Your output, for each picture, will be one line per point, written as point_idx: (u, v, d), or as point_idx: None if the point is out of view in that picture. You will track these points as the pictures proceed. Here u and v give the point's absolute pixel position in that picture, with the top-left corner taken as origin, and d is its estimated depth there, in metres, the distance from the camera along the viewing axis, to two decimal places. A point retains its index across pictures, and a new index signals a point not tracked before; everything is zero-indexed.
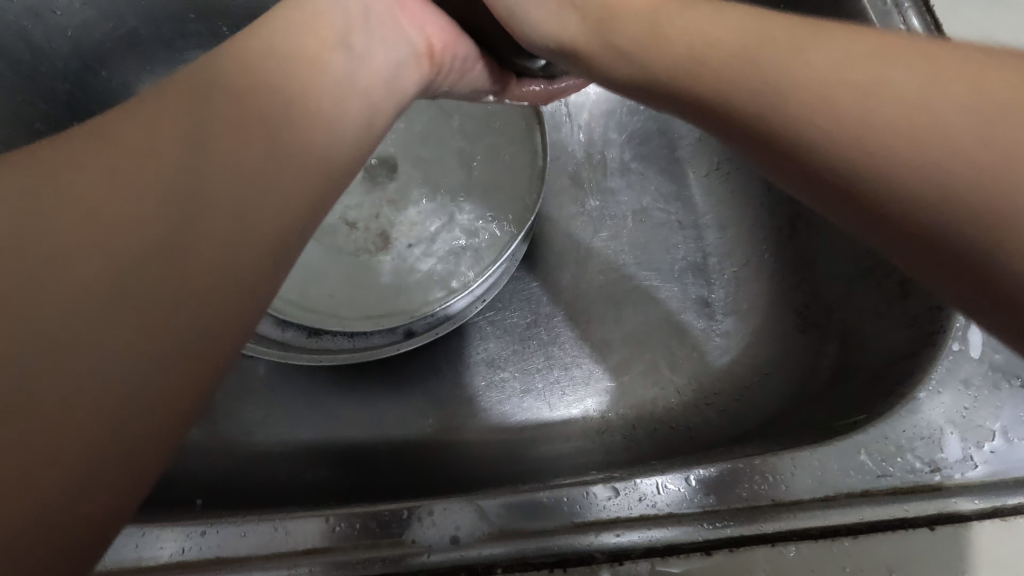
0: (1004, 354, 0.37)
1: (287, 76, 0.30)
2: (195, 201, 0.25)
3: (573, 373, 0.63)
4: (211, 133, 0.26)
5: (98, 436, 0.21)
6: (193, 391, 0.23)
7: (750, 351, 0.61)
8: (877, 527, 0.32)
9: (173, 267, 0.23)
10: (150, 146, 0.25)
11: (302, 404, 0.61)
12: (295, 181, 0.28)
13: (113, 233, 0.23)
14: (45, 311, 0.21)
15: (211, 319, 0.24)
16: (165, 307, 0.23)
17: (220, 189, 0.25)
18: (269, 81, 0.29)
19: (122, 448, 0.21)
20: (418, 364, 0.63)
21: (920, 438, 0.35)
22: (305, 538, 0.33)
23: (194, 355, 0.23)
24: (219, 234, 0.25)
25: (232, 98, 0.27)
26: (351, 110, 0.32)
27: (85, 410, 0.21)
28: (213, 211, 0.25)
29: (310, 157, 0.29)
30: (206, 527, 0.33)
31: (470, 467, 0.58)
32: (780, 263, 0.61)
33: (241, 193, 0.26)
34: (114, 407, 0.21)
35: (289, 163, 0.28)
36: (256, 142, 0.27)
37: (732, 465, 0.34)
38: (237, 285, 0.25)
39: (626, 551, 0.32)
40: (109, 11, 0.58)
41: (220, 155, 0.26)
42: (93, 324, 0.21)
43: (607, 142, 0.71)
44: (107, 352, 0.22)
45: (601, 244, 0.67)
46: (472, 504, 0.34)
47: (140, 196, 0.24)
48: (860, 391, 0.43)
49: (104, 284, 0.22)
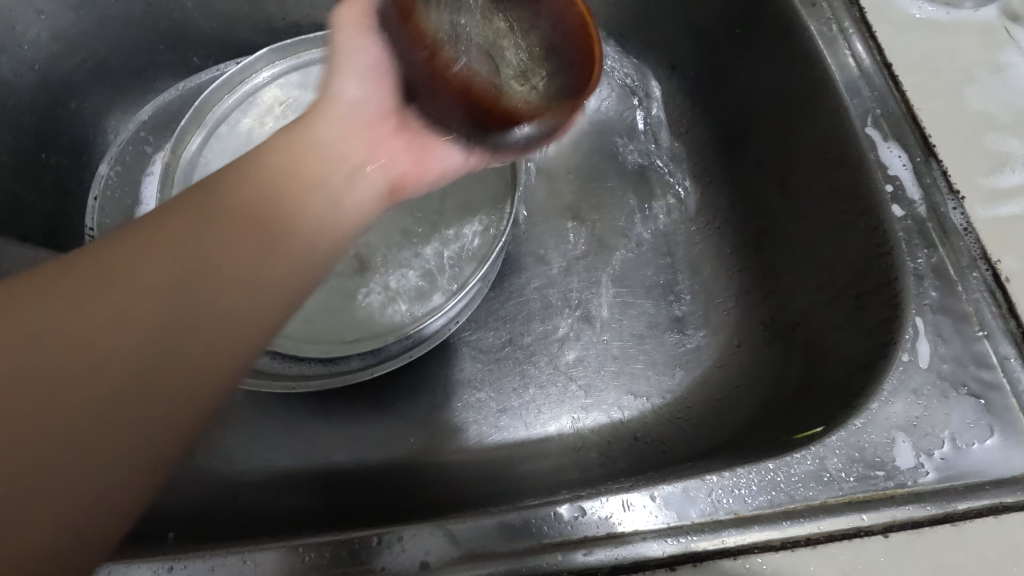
0: (951, 363, 0.39)
1: (269, 178, 0.34)
2: (177, 311, 0.29)
3: (549, 391, 0.63)
4: (193, 238, 0.30)
5: (84, 502, 0.26)
6: (154, 465, 0.28)
7: (721, 364, 0.62)
8: (834, 536, 0.33)
9: (164, 366, 0.28)
10: (143, 256, 0.29)
11: (278, 431, 0.61)
12: (276, 285, 0.32)
13: (100, 338, 0.27)
14: (48, 404, 0.26)
15: (172, 407, 0.29)
16: (137, 401, 0.28)
17: (200, 299, 0.30)
18: (251, 185, 0.33)
19: (102, 510, 0.27)
20: (395, 387, 0.63)
21: (875, 447, 0.36)
22: (273, 569, 0.33)
23: (156, 436, 0.28)
24: (196, 334, 0.29)
25: (216, 203, 0.32)
26: (339, 220, 0.36)
27: (75, 467, 0.26)
28: (192, 314, 0.29)
29: (282, 251, 0.32)
30: (172, 562, 0.33)
31: (448, 488, 0.58)
32: (747, 277, 0.63)
33: (217, 300, 0.30)
34: (97, 481, 0.27)
35: (264, 260, 0.32)
36: (235, 244, 0.31)
37: (696, 480, 0.35)
38: (209, 367, 0.29)
39: (593, 569, 0.33)
40: (77, 44, 0.59)
41: (200, 259, 0.30)
42: (86, 416, 0.26)
43: (578, 162, 0.72)
44: (101, 434, 0.27)
45: (574, 262, 0.69)
46: (441, 528, 0.34)
47: (129, 301, 0.28)
48: (821, 403, 0.44)
49: (93, 388, 0.27)
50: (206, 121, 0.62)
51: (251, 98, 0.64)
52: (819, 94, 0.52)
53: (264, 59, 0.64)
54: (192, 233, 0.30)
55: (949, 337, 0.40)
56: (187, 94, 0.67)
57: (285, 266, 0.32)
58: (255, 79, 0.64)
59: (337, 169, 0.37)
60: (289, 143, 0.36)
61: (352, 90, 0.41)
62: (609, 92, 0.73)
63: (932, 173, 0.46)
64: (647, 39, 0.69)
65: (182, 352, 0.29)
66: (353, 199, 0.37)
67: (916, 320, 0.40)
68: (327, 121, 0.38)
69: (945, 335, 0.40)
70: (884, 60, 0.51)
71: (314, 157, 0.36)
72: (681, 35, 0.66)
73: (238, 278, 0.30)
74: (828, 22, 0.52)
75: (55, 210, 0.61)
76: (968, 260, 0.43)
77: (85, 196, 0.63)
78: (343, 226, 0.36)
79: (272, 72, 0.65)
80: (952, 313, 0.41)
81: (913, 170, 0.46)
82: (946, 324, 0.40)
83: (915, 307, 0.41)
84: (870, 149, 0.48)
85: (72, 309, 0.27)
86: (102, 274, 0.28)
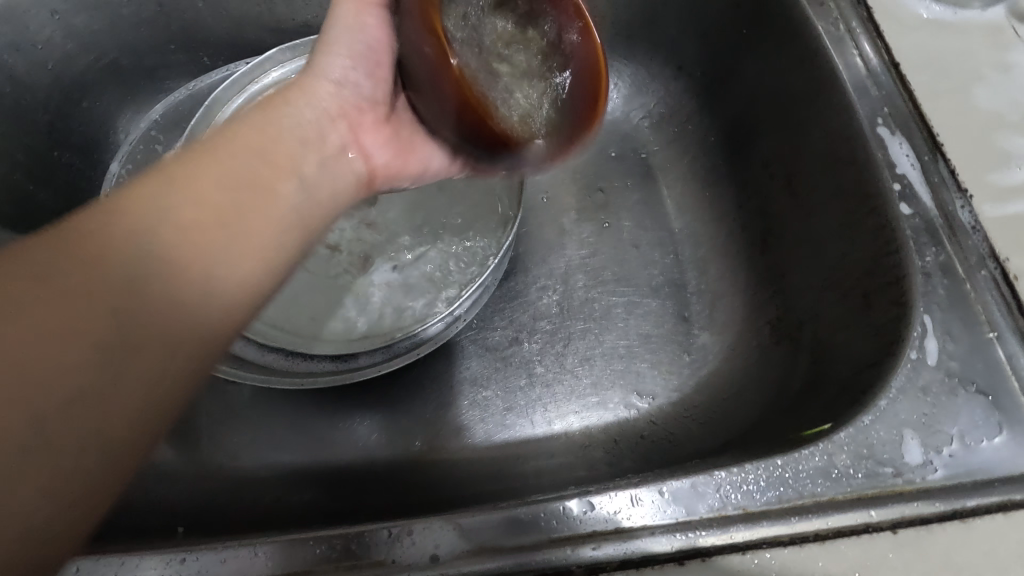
0: (959, 360, 0.39)
1: (244, 149, 0.36)
2: (162, 265, 0.30)
3: (555, 390, 0.63)
4: (169, 203, 0.32)
5: (83, 456, 0.27)
6: (156, 422, 0.30)
7: (726, 364, 0.62)
8: (843, 532, 0.33)
9: (138, 343, 0.29)
10: (128, 219, 0.30)
11: (286, 428, 0.61)
12: (245, 262, 0.33)
13: (88, 298, 0.28)
14: (43, 360, 0.27)
15: (161, 365, 0.30)
16: (135, 362, 0.29)
17: (184, 252, 0.31)
18: (229, 155, 0.35)
19: (101, 465, 0.28)
20: (401, 385, 0.64)
21: (884, 444, 0.36)
22: (286, 562, 0.33)
23: (154, 393, 0.30)
24: (159, 330, 0.30)
25: (196, 170, 0.33)
26: (310, 207, 0.38)
27: (63, 455, 0.27)
28: (174, 270, 0.31)
29: (262, 211, 0.35)
30: (185, 554, 0.33)
31: (456, 486, 0.58)
32: (754, 277, 0.63)
33: (203, 253, 0.31)
34: (97, 435, 0.28)
35: (243, 221, 0.34)
36: (215, 209, 0.33)
37: (704, 476, 0.35)
38: (195, 324, 0.31)
39: (602, 564, 0.33)
40: (90, 44, 0.60)
41: (182, 219, 0.31)
42: (81, 368, 0.28)
43: (584, 162, 0.73)
44: (73, 413, 0.27)
45: (580, 261, 0.69)
46: (451, 522, 0.34)
47: (114, 263, 0.29)
48: (828, 401, 0.44)
49: (86, 347, 0.28)
50: (215, 120, 0.63)
51: (259, 98, 0.64)
52: (826, 94, 0.52)
53: (273, 59, 0.65)
54: (167, 197, 0.32)
55: (957, 335, 0.40)
56: (197, 94, 0.67)
57: (258, 245, 0.34)
58: (264, 78, 0.65)
59: (310, 155, 0.39)
60: (267, 122, 0.38)
61: (339, 73, 0.43)
62: (616, 92, 0.73)
63: (939, 171, 0.46)
64: (654, 39, 0.69)
65: (150, 342, 0.30)
66: (326, 186, 0.40)
67: (924, 318, 0.41)
68: (307, 101, 0.41)
69: (953, 332, 0.40)
70: (891, 60, 0.51)
71: (287, 142, 0.38)
72: (688, 35, 0.67)
73: (205, 259, 0.31)
74: (835, 23, 0.53)
75: (67, 207, 0.61)
76: (976, 259, 0.43)
77: (96, 194, 0.64)
78: (319, 205, 0.39)
79: (280, 71, 0.65)
80: (959, 311, 0.41)
81: (921, 169, 0.46)
82: (953, 322, 0.40)
83: (922, 305, 0.41)
84: (877, 148, 0.48)
85: (62, 274, 0.28)
86: (84, 237, 0.29)
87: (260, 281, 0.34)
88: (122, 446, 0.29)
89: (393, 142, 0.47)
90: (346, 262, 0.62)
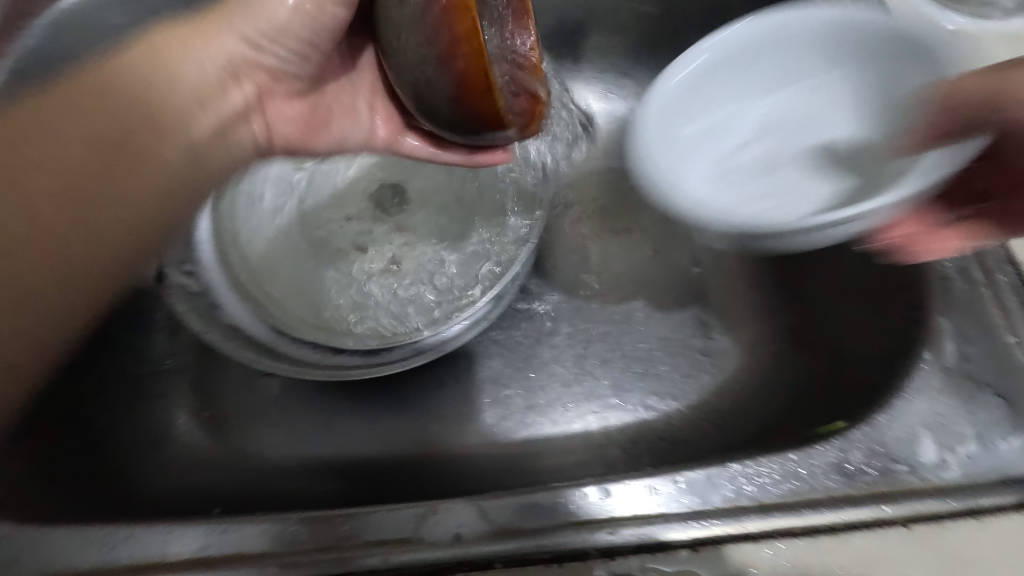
0: (975, 362, 0.39)
1: (133, 85, 0.39)
2: (85, 191, 0.36)
3: (575, 390, 0.65)
4: (61, 130, 0.36)
5: (57, 303, 0.35)
6: (84, 297, 0.36)
7: (745, 369, 0.63)
8: (856, 526, 0.34)
9: (84, 235, 0.36)
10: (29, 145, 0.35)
11: (315, 420, 0.64)
12: (132, 203, 0.38)
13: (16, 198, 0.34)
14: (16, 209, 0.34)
15: (103, 208, 0.37)
16: (84, 224, 0.36)
17: (72, 181, 0.36)
18: (128, 93, 0.39)
19: (75, 306, 0.36)
20: (426, 382, 0.66)
21: (897, 442, 0.37)
22: (318, 536, 0.36)
23: (103, 231, 0.37)
24: (64, 235, 0.36)
25: (91, 100, 0.37)
26: (190, 149, 0.42)
27: (23, 286, 0.34)
28: (65, 201, 0.36)
29: (144, 155, 0.39)
30: (226, 525, 0.36)
31: (477, 480, 0.60)
32: (773, 283, 0.64)
33: (90, 187, 0.37)
34: (54, 296, 0.35)
35: (130, 169, 0.38)
36: (95, 144, 0.37)
37: (718, 468, 0.36)
38: (119, 226, 0.38)
39: (618, 548, 0.34)
40: None
41: (77, 153, 0.36)
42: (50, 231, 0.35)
43: (606, 169, 0.74)
44: (60, 234, 0.35)
45: (601, 265, 0.70)
46: (473, 504, 0.36)
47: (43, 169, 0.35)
48: (845, 401, 0.45)
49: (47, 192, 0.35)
50: None
51: None
52: (845, 103, 0.53)
53: None
54: (57, 126, 0.36)
55: (974, 337, 0.40)
56: None
57: (140, 197, 0.39)
58: None
59: (205, 111, 0.43)
60: (165, 62, 0.41)
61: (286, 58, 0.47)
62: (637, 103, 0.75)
63: None
64: (676, 51, 0.71)
65: (107, 198, 0.37)
66: (226, 147, 0.45)
67: (940, 323, 0.41)
68: (190, 58, 0.42)
69: (969, 335, 0.40)
70: None
71: (160, 82, 0.40)
72: None
73: (100, 192, 0.37)
74: None
75: None
76: (994, 263, 0.43)
77: None
78: (212, 155, 0.44)
79: None
80: (976, 314, 0.41)
81: None
82: (970, 324, 0.41)
83: (939, 310, 0.42)
84: None
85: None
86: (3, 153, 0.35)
87: (163, 210, 0.40)
88: (59, 306, 0.35)
89: (303, 117, 0.51)
90: (378, 262, 0.65)
